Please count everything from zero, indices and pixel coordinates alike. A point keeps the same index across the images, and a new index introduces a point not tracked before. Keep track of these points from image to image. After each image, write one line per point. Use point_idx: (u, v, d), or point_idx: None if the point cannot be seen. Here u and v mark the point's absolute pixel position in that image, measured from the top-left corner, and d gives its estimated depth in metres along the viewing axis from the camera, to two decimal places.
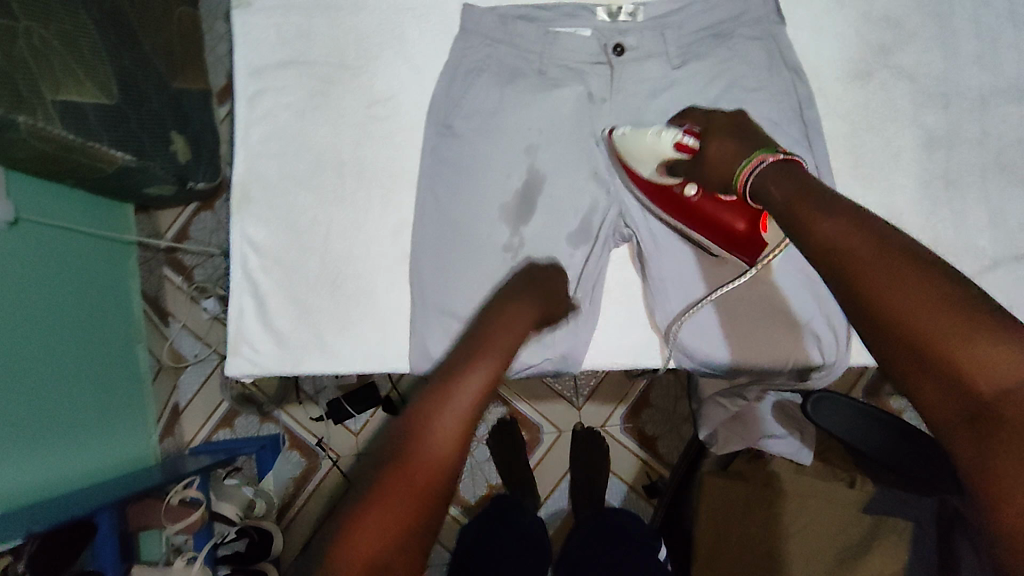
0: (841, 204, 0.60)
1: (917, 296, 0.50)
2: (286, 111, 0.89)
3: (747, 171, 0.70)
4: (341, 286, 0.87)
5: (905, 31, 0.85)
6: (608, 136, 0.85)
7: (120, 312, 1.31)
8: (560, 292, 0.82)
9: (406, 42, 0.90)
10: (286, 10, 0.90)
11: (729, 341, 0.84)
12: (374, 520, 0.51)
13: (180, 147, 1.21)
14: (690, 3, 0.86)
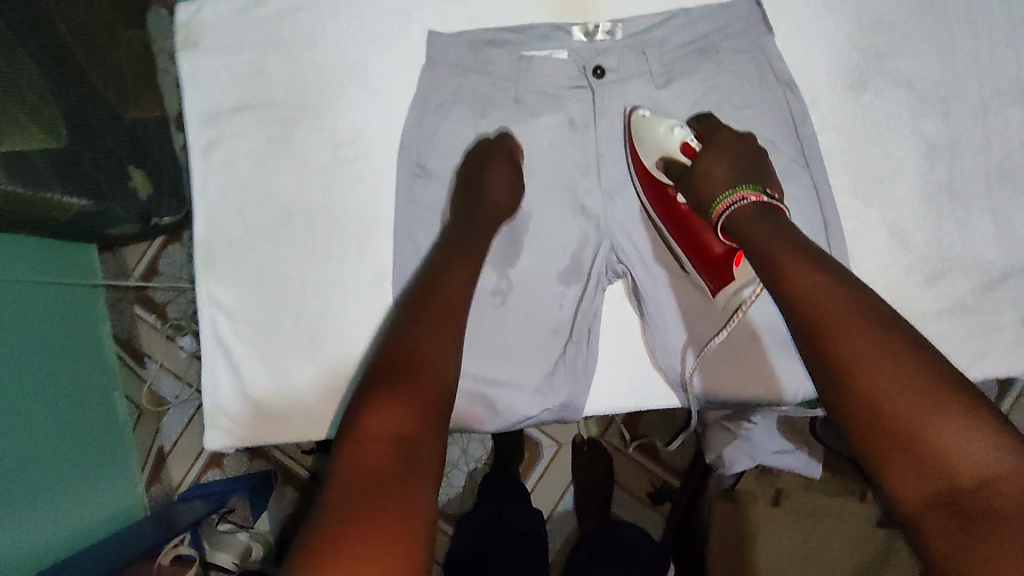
0: (818, 263, 0.63)
1: (892, 371, 0.54)
2: (245, 159, 0.83)
3: (725, 206, 0.70)
4: (317, 338, 0.82)
5: (898, 34, 0.81)
6: (627, 114, 0.80)
7: (93, 363, 1.14)
8: (508, 170, 0.79)
9: (368, 74, 0.83)
10: (235, 48, 0.83)
11: (722, 382, 0.80)
12: (391, 404, 0.57)
13: (139, 182, 1.06)
14: (669, 17, 0.81)
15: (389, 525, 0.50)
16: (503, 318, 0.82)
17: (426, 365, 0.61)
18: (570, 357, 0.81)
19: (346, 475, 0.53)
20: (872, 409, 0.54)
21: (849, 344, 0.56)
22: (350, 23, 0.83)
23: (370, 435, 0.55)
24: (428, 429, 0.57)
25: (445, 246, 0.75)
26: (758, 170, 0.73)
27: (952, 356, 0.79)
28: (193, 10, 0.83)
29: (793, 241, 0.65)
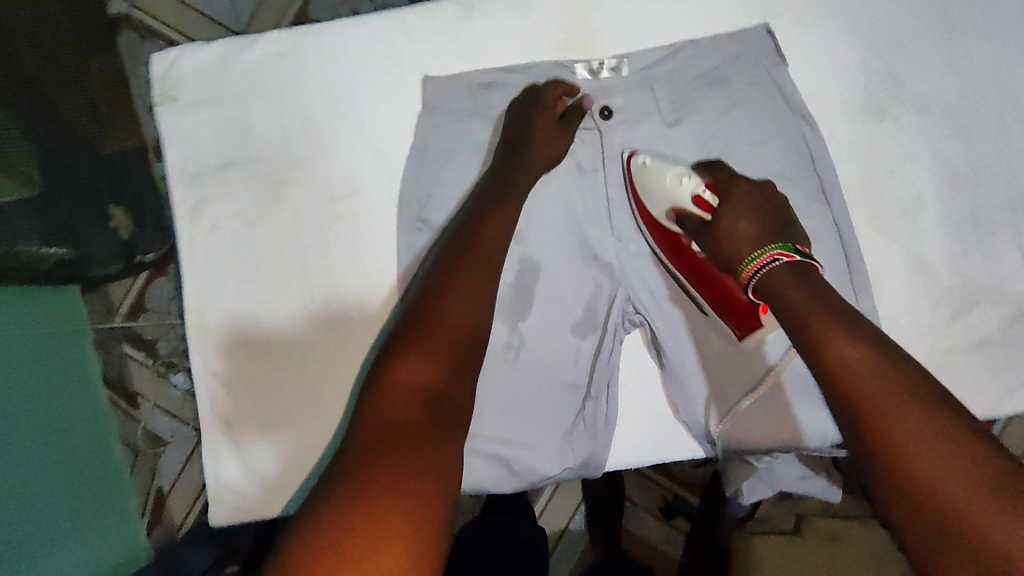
0: (860, 332, 0.60)
1: (935, 454, 0.51)
2: (235, 220, 0.78)
3: (754, 267, 0.68)
4: (323, 391, 0.78)
5: (914, 57, 0.77)
6: (626, 159, 0.76)
7: (88, 411, 1.00)
8: (546, 126, 0.75)
9: (361, 123, 0.78)
10: (216, 100, 0.78)
11: (753, 437, 0.77)
12: (424, 353, 0.60)
13: (121, 221, 0.97)
14: (677, 50, 0.76)
15: (416, 472, 0.52)
16: (516, 376, 0.78)
17: (454, 323, 0.63)
18: (589, 413, 0.78)
19: (375, 417, 0.55)
20: (912, 490, 0.51)
21: (889, 421, 0.54)
22: (339, 68, 0.77)
23: (402, 384, 0.58)
24: (455, 386, 0.60)
25: (487, 193, 0.73)
26: (782, 225, 0.70)
27: (981, 392, 0.76)
28: (170, 60, 0.77)
29: (829, 307, 0.63)
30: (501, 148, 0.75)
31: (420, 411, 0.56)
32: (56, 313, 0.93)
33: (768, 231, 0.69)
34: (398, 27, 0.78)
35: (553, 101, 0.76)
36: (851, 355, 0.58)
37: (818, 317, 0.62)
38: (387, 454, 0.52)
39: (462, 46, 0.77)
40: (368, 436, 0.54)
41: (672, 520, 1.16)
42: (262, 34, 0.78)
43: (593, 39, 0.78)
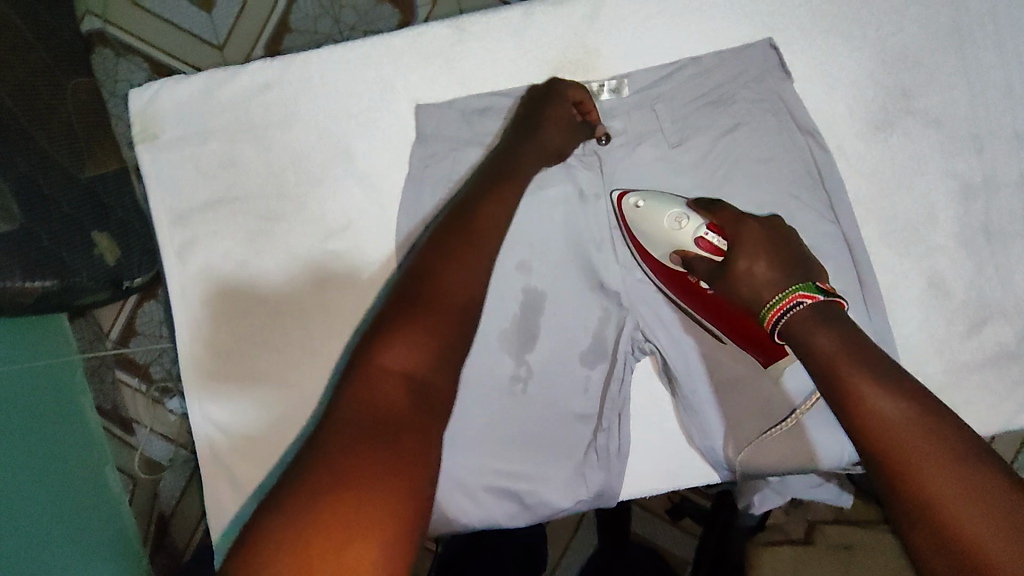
0: (893, 380, 0.57)
1: (974, 514, 0.49)
2: (225, 261, 0.76)
3: (779, 311, 0.64)
4: (302, 381, 0.75)
5: (924, 69, 0.75)
6: (619, 202, 0.74)
7: (82, 446, 0.94)
8: (556, 105, 0.73)
9: (354, 155, 0.76)
10: (203, 136, 0.76)
11: (772, 467, 0.73)
12: (413, 334, 0.54)
13: (104, 247, 0.87)
14: (677, 69, 0.74)
15: (403, 469, 0.48)
16: (525, 410, 0.76)
17: (447, 297, 0.58)
18: (600, 444, 0.76)
19: (353, 404, 0.50)
20: (952, 545, 0.48)
21: (924, 474, 0.51)
22: (328, 98, 0.76)
23: (385, 370, 0.52)
24: (443, 372, 0.55)
25: (490, 172, 0.70)
26: (798, 263, 0.67)
27: (999, 406, 0.75)
28: (149, 96, 0.76)
29: (857, 351, 0.60)
30: (509, 137, 0.72)
31: (404, 400, 0.51)
32: (38, 351, 0.89)
33: (785, 269, 0.66)
34: (387, 54, 0.76)
35: (568, 105, 0.73)
36: (880, 404, 0.55)
37: (846, 362, 0.59)
38: (367, 441, 0.48)
39: (455, 71, 0.76)
40: (345, 423, 0.49)
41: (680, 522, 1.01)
42: (245, 65, 0.76)
43: (590, 61, 0.76)
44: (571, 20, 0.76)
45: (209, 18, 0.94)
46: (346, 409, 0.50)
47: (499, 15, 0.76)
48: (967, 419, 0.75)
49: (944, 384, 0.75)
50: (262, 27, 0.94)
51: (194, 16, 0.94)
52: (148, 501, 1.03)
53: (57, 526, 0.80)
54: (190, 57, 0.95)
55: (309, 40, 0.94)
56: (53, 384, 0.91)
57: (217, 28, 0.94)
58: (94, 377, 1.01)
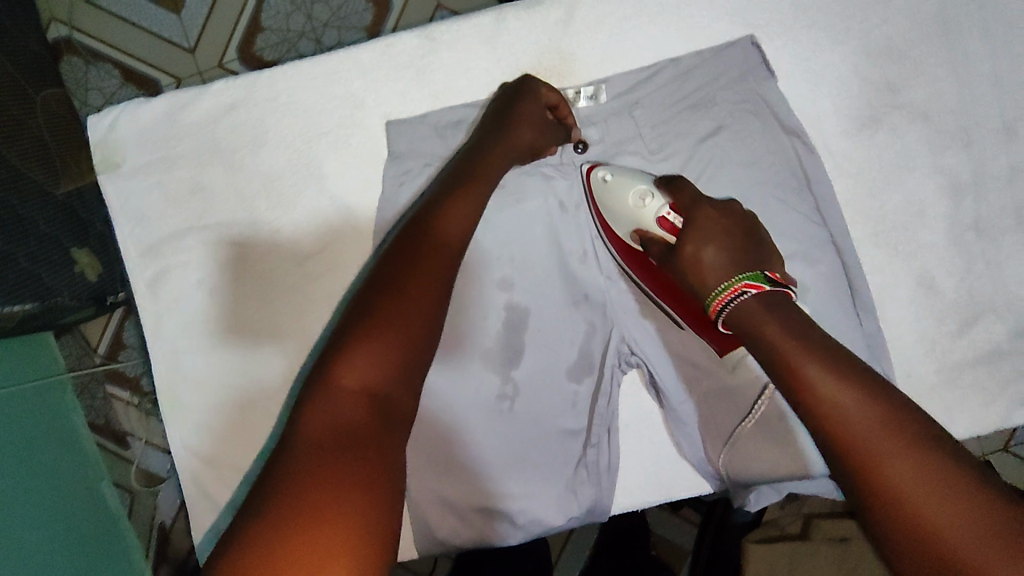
0: (835, 364, 0.55)
1: (930, 488, 0.47)
2: (199, 290, 0.74)
3: (721, 302, 0.62)
4: (276, 392, 0.74)
5: (911, 61, 0.73)
6: (586, 175, 0.71)
7: (79, 466, 0.90)
8: (533, 94, 0.70)
9: (326, 175, 0.73)
10: (168, 163, 0.74)
11: (756, 471, 0.72)
12: (374, 343, 0.50)
13: (85, 263, 0.84)
14: (657, 70, 0.72)
15: (365, 479, 0.44)
16: (513, 429, 0.74)
17: (411, 297, 0.53)
18: (591, 459, 0.75)
19: (311, 423, 0.47)
20: (918, 535, 0.46)
21: (879, 460, 0.49)
22: (296, 116, 0.73)
23: (345, 387, 0.48)
24: (407, 384, 0.51)
25: (457, 171, 0.65)
26: (752, 249, 0.65)
27: (992, 405, 0.74)
28: (110, 122, 0.74)
29: (807, 340, 0.58)
30: (473, 139, 0.69)
31: (365, 416, 0.47)
32: (25, 370, 0.85)
33: (734, 256, 0.64)
34: (355, 69, 0.73)
35: (540, 104, 0.70)
36: (832, 394, 0.53)
37: (795, 350, 0.57)
38: (325, 459, 0.44)
39: (427, 84, 0.73)
40: (301, 442, 0.46)
41: (680, 511, 1.02)
42: (208, 86, 0.74)
43: (566, 66, 0.73)
44: (545, 23, 0.73)
45: (179, 19, 0.91)
46: (303, 428, 0.46)
47: (469, 23, 0.73)
48: (961, 419, 0.74)
49: (938, 385, 0.74)
50: (234, 28, 0.91)
51: (163, 18, 0.91)
52: (148, 517, 0.96)
53: (57, 551, 0.76)
54: (162, 62, 0.91)
55: (281, 38, 0.90)
56: (42, 399, 0.88)
57: (187, 30, 0.91)
58: (85, 393, 0.97)
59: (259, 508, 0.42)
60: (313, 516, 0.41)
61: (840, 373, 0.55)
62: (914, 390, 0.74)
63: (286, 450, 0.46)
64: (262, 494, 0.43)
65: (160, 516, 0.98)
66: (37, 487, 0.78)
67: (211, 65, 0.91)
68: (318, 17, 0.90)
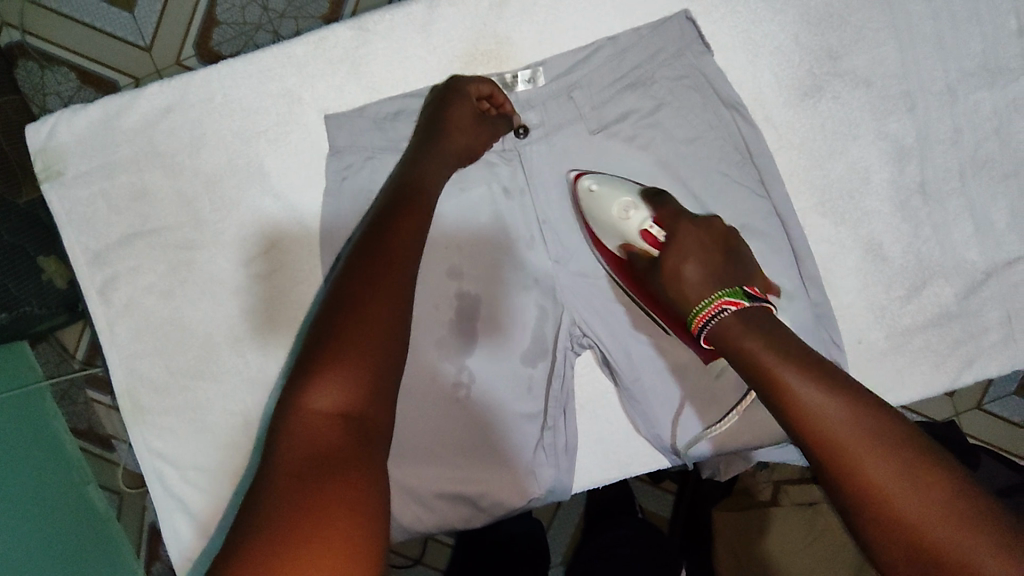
0: (809, 364, 0.55)
1: (904, 482, 0.48)
2: (150, 294, 0.74)
3: (704, 319, 0.63)
4: (237, 390, 0.74)
5: (851, 27, 0.73)
6: (574, 180, 0.72)
7: (62, 470, 0.89)
8: (473, 90, 0.70)
9: (268, 173, 0.74)
10: (110, 169, 0.74)
11: (730, 445, 0.72)
12: (342, 366, 0.49)
13: (53, 271, 0.84)
14: (594, 50, 0.72)
15: (351, 497, 0.44)
16: (474, 419, 0.74)
17: (377, 312, 0.52)
18: (548, 442, 0.75)
19: (291, 454, 0.46)
20: (897, 529, 0.47)
21: (869, 474, 0.49)
22: (233, 116, 0.74)
23: (317, 412, 0.48)
24: (380, 403, 0.50)
25: (403, 178, 0.65)
26: (732, 263, 0.66)
27: (944, 366, 0.74)
28: (48, 131, 0.74)
29: (781, 342, 0.58)
30: (418, 146, 0.68)
31: (343, 440, 0.47)
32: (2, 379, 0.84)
33: (716, 269, 0.65)
34: (291, 64, 0.74)
35: (481, 103, 0.71)
36: (819, 407, 0.52)
37: (776, 360, 0.56)
38: (309, 486, 0.44)
39: (362, 76, 0.73)
40: (283, 470, 0.45)
41: (661, 482, 0.97)
42: (142, 90, 0.74)
43: (501, 52, 0.74)
44: (477, 9, 0.73)
45: (132, 17, 0.88)
46: (283, 456, 0.46)
47: (402, 12, 0.73)
48: (911, 383, 0.74)
49: (887, 350, 0.74)
50: (189, 23, 0.88)
51: (116, 17, 0.88)
52: (138, 517, 0.96)
53: (43, 552, 0.77)
54: (119, 63, 0.89)
55: (238, 31, 0.88)
56: (21, 409, 0.87)
57: (142, 28, 0.88)
58: (66, 399, 0.96)
59: (245, 542, 0.42)
60: (307, 542, 0.41)
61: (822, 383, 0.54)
62: (863, 356, 0.75)
63: (267, 481, 0.45)
64: (247, 524, 0.43)
65: (151, 516, 0.97)
66: (18, 492, 0.78)
67: (168, 63, 0.88)
68: (273, 7, 0.87)
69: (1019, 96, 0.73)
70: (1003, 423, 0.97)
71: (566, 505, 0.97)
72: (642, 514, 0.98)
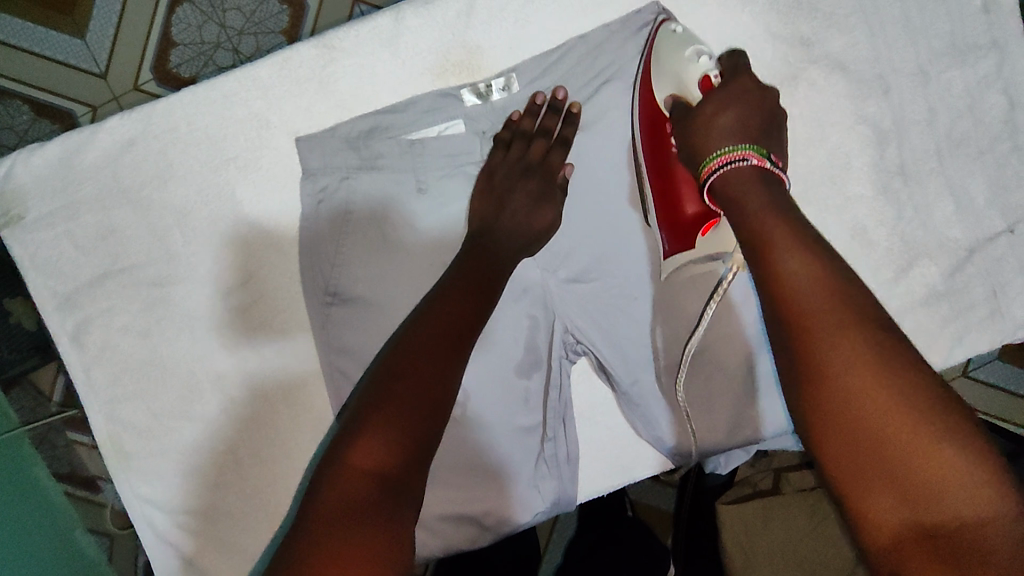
0: (805, 245, 0.54)
1: (861, 357, 0.48)
2: (126, 334, 0.71)
3: (723, 160, 0.60)
4: (223, 428, 0.72)
5: (823, 13, 0.73)
6: (658, 23, 0.70)
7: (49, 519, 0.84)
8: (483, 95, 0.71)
9: (239, 201, 0.71)
10: (72, 210, 0.71)
11: (729, 438, 0.73)
12: (385, 427, 0.50)
13: (20, 313, 0.83)
14: (566, 51, 0.71)
15: (373, 551, 0.44)
16: (471, 443, 0.72)
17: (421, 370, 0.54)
18: (549, 454, 0.74)
19: (326, 502, 0.47)
20: (839, 398, 0.47)
21: (827, 343, 0.49)
22: (200, 145, 0.71)
23: (356, 467, 0.48)
24: (419, 463, 0.50)
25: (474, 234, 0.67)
26: (766, 127, 0.63)
27: (936, 344, 0.75)
28: (3, 174, 0.70)
29: (783, 218, 0.56)
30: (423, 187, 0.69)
31: (377, 495, 0.47)
32: None
33: (747, 128, 0.62)
34: (256, 86, 0.71)
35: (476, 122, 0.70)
36: (803, 286, 0.52)
37: (770, 232, 0.56)
38: (338, 538, 0.44)
39: (332, 95, 0.71)
40: (317, 520, 0.46)
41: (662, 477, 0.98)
42: (101, 124, 0.70)
43: (473, 60, 0.72)
44: (445, 18, 0.72)
45: (85, 44, 0.84)
46: (320, 507, 0.47)
47: (367, 26, 0.71)
48: None
49: None
50: (145, 46, 0.85)
51: (68, 45, 0.84)
52: (132, 560, 0.90)
53: None
54: (73, 91, 0.85)
55: (197, 52, 0.85)
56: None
57: (96, 55, 0.85)
58: (46, 444, 0.89)
59: None
60: None
61: (817, 265, 0.53)
62: None
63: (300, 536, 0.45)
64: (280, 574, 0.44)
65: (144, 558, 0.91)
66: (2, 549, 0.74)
67: (126, 89, 0.85)
68: (232, 25, 0.84)
69: (987, 74, 0.75)
70: (991, 390, 0.98)
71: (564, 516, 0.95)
72: (634, 512, 0.97)
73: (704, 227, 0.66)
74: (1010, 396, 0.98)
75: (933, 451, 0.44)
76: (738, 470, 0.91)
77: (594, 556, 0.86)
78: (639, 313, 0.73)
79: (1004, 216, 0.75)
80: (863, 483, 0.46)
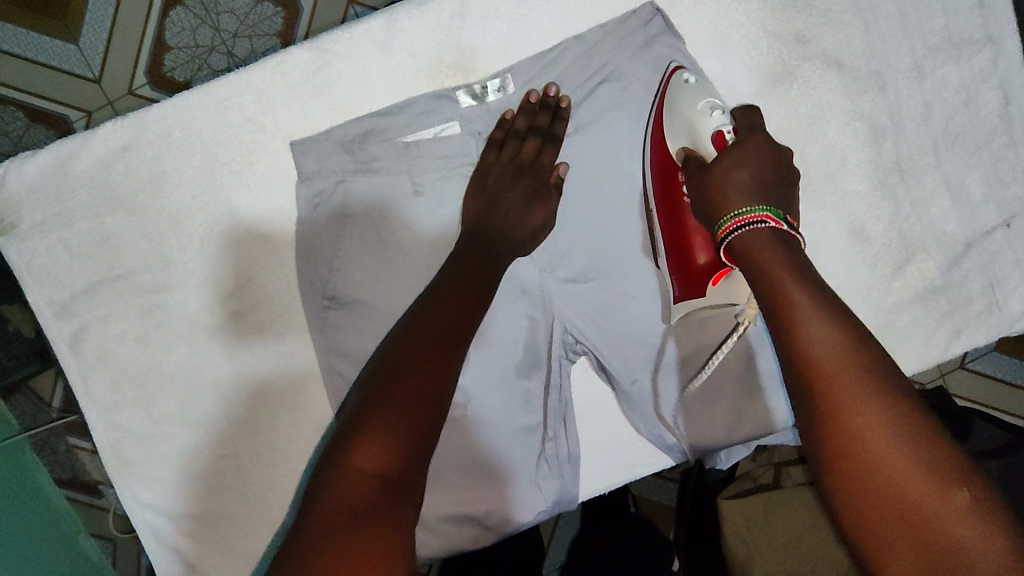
0: (821, 298, 0.54)
1: (878, 414, 0.47)
2: (124, 341, 0.71)
3: (740, 222, 0.58)
4: (224, 434, 0.72)
5: (818, 9, 0.73)
6: (672, 70, 0.69)
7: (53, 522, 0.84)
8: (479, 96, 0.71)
9: (235, 206, 0.71)
10: (67, 217, 0.71)
11: (728, 436, 0.73)
12: (385, 429, 0.50)
13: (18, 320, 0.83)
14: (561, 51, 0.71)
15: (377, 550, 0.44)
16: (471, 443, 0.72)
17: (418, 369, 0.54)
18: (550, 453, 0.74)
19: (327, 505, 0.47)
20: (855, 452, 0.46)
21: (846, 397, 0.48)
22: (194, 150, 0.71)
23: (359, 470, 0.48)
24: (418, 463, 0.50)
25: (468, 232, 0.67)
26: (779, 185, 0.62)
27: (933, 339, 0.75)
28: None
29: (797, 268, 0.56)
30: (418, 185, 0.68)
31: (377, 498, 0.47)
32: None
33: (763, 189, 0.61)
34: (250, 91, 0.71)
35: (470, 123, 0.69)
36: (820, 338, 0.51)
37: (784, 280, 0.55)
38: (338, 541, 0.44)
39: (327, 98, 0.71)
40: (316, 524, 0.46)
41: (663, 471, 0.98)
42: (94, 131, 0.70)
43: (467, 62, 0.72)
44: (439, 19, 0.72)
45: (79, 49, 0.84)
46: (320, 509, 0.47)
47: (360, 28, 0.71)
48: (901, 358, 0.75)
49: (876, 328, 0.75)
50: (138, 50, 0.84)
51: (62, 50, 0.84)
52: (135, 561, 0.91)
53: None
54: (67, 96, 0.85)
55: (191, 55, 0.84)
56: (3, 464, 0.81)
57: (90, 60, 0.84)
58: (46, 449, 0.89)
59: None
60: None
61: (833, 319, 0.52)
62: None
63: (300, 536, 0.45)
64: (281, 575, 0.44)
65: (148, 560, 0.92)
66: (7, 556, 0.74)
67: (120, 94, 0.85)
68: (226, 28, 0.84)
69: (982, 68, 0.74)
70: (989, 381, 0.98)
71: (566, 513, 0.95)
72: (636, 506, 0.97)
73: (714, 279, 0.66)
74: (1008, 388, 0.98)
75: (951, 512, 0.43)
76: (739, 463, 0.90)
77: (596, 554, 0.86)
78: (637, 312, 0.73)
79: (1000, 210, 0.75)
80: (881, 541, 0.44)
